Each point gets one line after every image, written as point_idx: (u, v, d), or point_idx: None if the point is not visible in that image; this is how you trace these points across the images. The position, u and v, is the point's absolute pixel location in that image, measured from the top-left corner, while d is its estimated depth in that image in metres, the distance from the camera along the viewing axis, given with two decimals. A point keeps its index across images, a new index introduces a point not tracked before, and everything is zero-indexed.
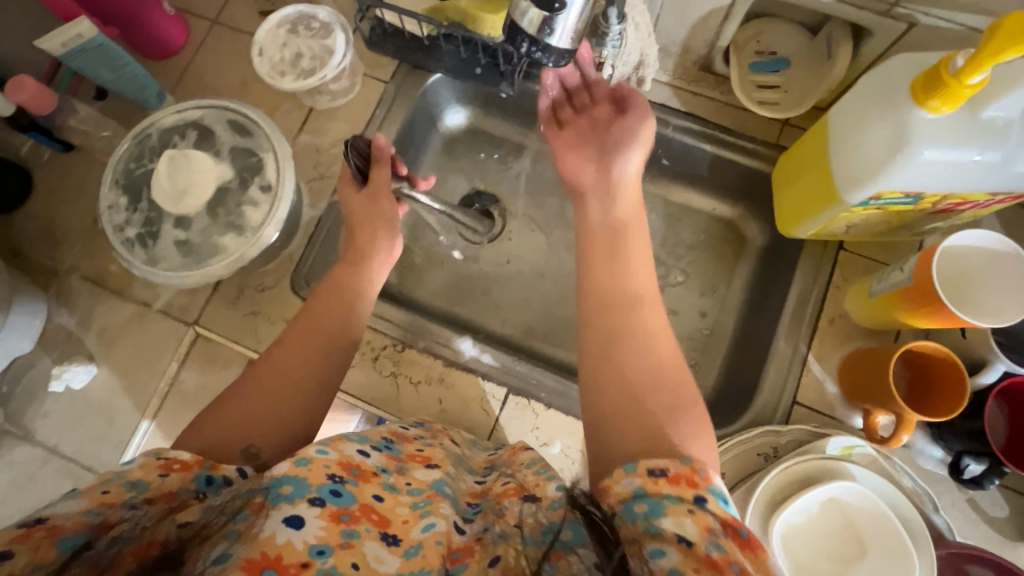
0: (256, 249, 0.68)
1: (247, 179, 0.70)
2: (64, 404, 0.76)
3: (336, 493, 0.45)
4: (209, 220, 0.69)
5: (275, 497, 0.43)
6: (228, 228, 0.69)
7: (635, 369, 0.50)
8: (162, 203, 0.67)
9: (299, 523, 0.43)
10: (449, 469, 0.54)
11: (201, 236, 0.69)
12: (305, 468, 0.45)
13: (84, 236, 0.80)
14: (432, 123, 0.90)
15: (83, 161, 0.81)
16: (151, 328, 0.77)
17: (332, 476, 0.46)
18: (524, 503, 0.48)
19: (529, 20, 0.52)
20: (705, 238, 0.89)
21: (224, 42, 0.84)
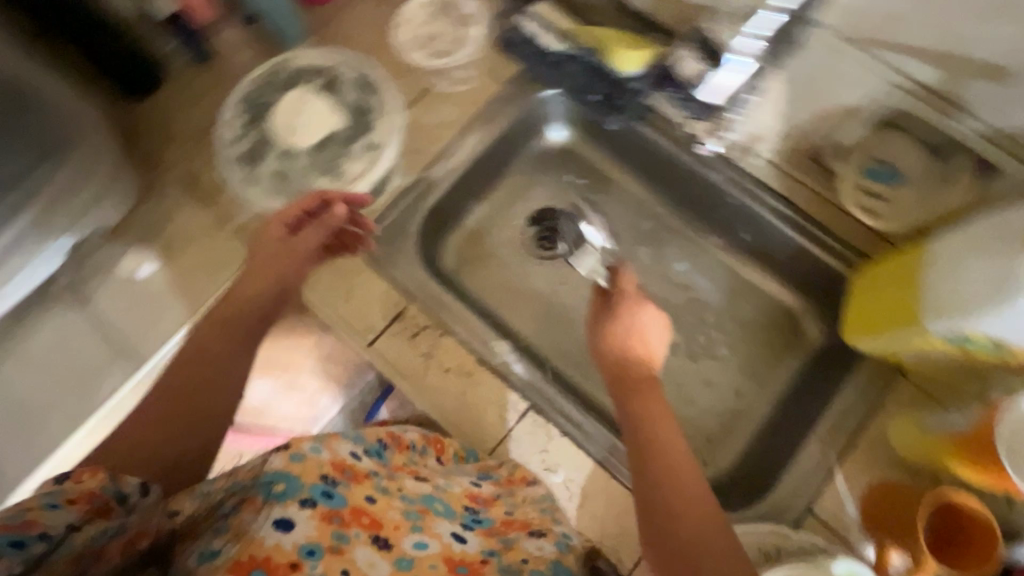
0: (345, 199, 0.71)
1: (355, 134, 0.73)
2: (124, 286, 0.80)
3: (328, 495, 0.53)
4: (311, 160, 0.72)
5: (269, 494, 0.50)
6: (326, 173, 0.72)
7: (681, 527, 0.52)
8: (277, 134, 0.71)
9: (290, 528, 0.48)
10: (440, 485, 0.66)
11: (299, 173, 0.72)
12: (299, 464, 0.54)
13: (191, 141, 0.85)
14: (533, 133, 0.93)
15: (213, 77, 0.87)
16: (222, 241, 0.81)
17: (325, 479, 0.54)
18: (531, 537, 0.62)
19: (692, 68, 0.70)
20: (761, 321, 0.88)
21: (369, 7, 0.89)
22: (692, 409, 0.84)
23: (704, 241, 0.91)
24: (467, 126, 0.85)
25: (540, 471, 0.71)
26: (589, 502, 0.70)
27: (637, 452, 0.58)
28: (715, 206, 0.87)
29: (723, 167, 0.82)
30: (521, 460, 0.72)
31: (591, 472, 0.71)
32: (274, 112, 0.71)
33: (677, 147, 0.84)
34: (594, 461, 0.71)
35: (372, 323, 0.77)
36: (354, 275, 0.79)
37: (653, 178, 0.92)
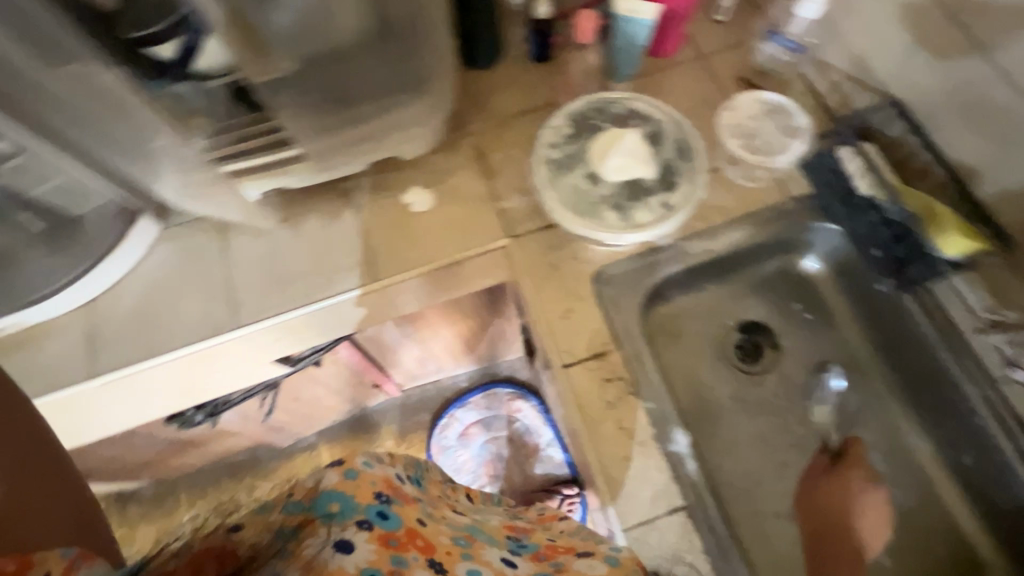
0: (624, 237, 0.73)
1: (659, 187, 0.76)
2: (389, 208, 0.90)
3: (383, 515, 0.54)
4: (610, 191, 0.75)
5: (325, 511, 0.50)
6: (619, 208, 0.75)
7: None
8: (596, 161, 0.75)
9: (349, 549, 0.47)
10: (476, 519, 0.72)
11: (596, 198, 0.75)
12: (348, 485, 0.54)
13: (499, 122, 0.95)
14: (788, 252, 0.92)
15: (540, 79, 0.97)
16: (485, 215, 0.89)
17: (378, 498, 0.55)
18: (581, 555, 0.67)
19: None
20: (939, 551, 0.80)
21: (699, 78, 0.94)
22: None
23: (912, 438, 0.85)
24: (738, 220, 0.86)
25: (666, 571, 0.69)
26: None
27: None
28: (950, 413, 0.80)
29: (983, 382, 0.77)
30: (652, 551, 0.70)
31: None
32: (601, 140, 0.76)
33: (941, 338, 0.79)
34: None
35: (574, 349, 0.80)
36: (578, 299, 0.83)
37: (888, 350, 0.87)
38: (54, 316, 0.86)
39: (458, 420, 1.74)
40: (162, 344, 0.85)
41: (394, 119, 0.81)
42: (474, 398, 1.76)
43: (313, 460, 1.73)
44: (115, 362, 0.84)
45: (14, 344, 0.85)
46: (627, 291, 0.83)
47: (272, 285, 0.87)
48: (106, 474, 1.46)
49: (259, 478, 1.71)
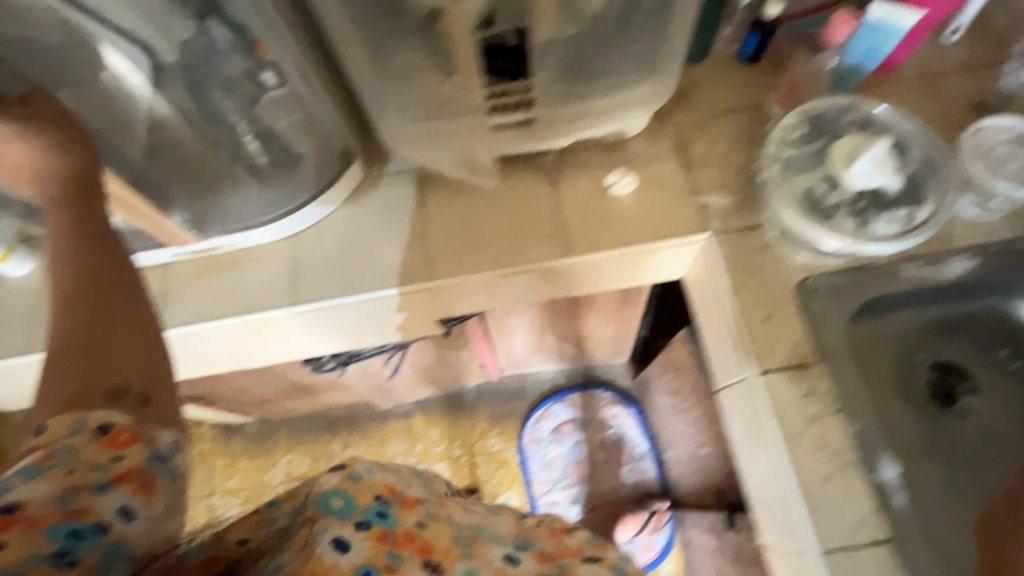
0: (864, 246, 0.70)
1: (903, 201, 0.72)
2: (585, 187, 0.90)
3: (382, 515, 0.55)
4: (848, 198, 0.72)
5: (326, 508, 0.53)
6: (858, 216, 0.71)
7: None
8: (837, 164, 0.72)
9: (347, 548, 0.51)
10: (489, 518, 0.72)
11: (831, 203, 0.72)
12: (354, 485, 0.56)
13: (701, 116, 0.93)
14: (1013, 292, 0.84)
15: (748, 78, 0.95)
16: (686, 205, 0.87)
17: (378, 499, 0.56)
18: (587, 557, 0.67)
19: None
20: None
21: (927, 96, 0.89)
22: None
23: None
24: (965, 249, 0.81)
25: None
26: None
27: None
28: None
29: None
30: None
31: None
32: (843, 142, 0.73)
33: None
34: None
35: (776, 353, 0.76)
36: (781, 304, 0.79)
37: None
38: (268, 240, 0.91)
39: (553, 416, 1.73)
40: (361, 283, 0.88)
41: (625, 96, 0.81)
42: (571, 397, 1.74)
43: (406, 427, 1.77)
44: (318, 293, 0.88)
45: (228, 262, 0.91)
46: (835, 305, 0.79)
47: (466, 243, 0.89)
48: (228, 404, 1.55)
49: (353, 436, 1.76)
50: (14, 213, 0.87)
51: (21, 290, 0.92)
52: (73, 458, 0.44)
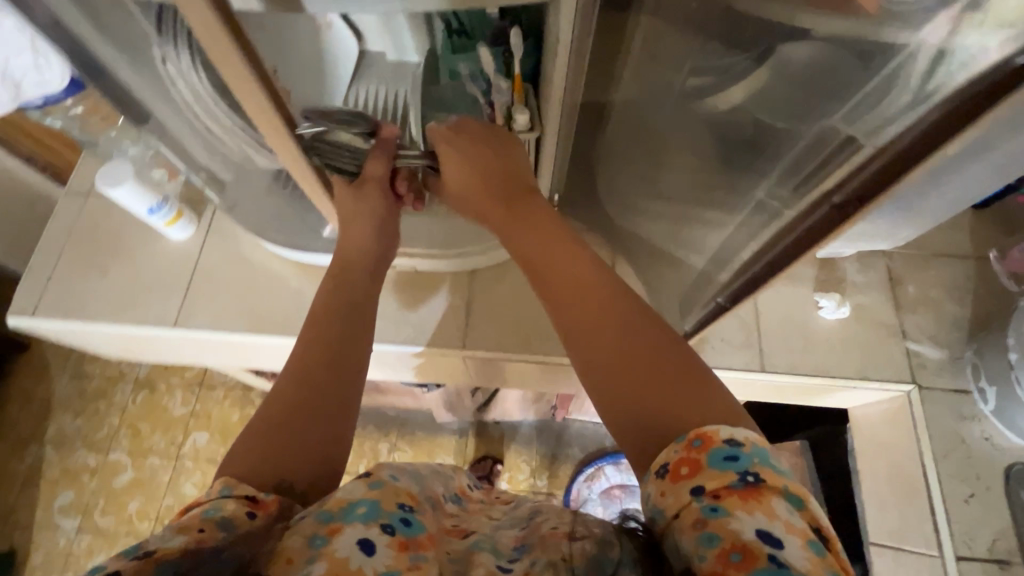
0: None
1: None
2: (788, 298, 0.84)
3: (405, 521, 0.40)
4: None
5: (348, 514, 0.39)
6: None
7: (620, 360, 0.46)
8: None
9: (371, 550, 0.37)
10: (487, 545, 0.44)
11: None
12: (379, 492, 0.41)
13: (918, 253, 0.88)
14: None
15: (974, 225, 0.89)
16: (892, 348, 0.82)
17: (402, 505, 0.41)
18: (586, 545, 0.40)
19: None
20: None
21: None
22: None
23: None
24: None
25: None
26: None
27: None
28: None
29: None
30: None
31: None
32: None
33: None
34: None
35: (976, 542, 0.72)
36: (983, 486, 0.74)
37: None
38: (447, 268, 0.87)
39: (604, 476, 1.61)
40: (535, 342, 0.84)
41: (876, 228, 0.77)
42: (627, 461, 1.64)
43: (457, 446, 1.72)
44: (488, 340, 0.84)
45: (402, 281, 0.87)
46: None
47: None
48: None
49: (402, 440, 1.71)
50: (199, 178, 0.83)
51: (180, 253, 0.87)
52: (218, 508, 0.41)
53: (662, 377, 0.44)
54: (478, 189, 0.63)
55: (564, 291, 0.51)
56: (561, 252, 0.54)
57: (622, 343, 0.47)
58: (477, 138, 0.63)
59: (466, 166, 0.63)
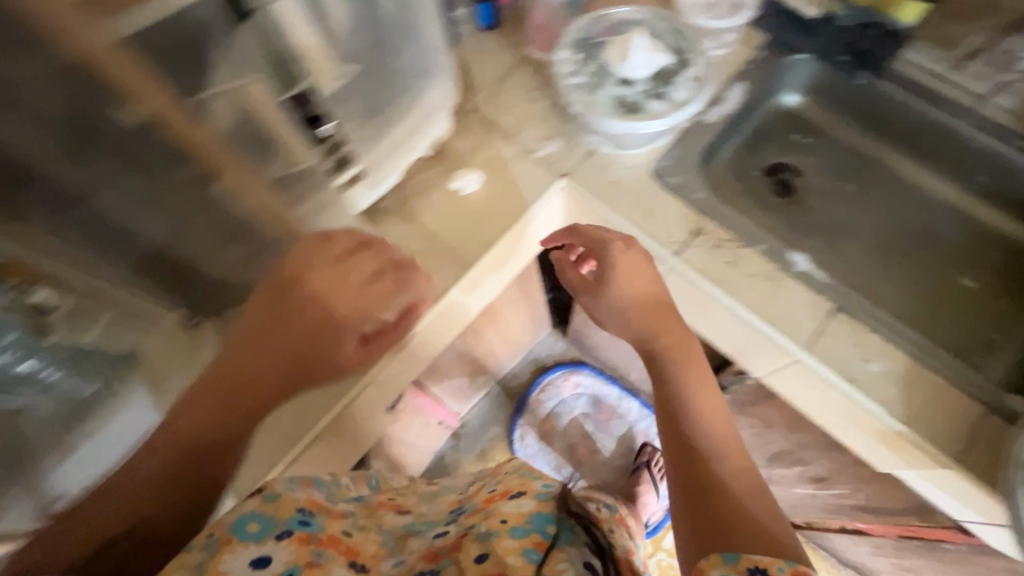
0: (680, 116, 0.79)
1: (680, 67, 0.83)
2: (441, 204, 0.89)
3: (304, 523, 0.55)
4: (645, 88, 0.82)
5: (242, 534, 0.51)
6: (658, 97, 0.81)
7: (734, 479, 0.64)
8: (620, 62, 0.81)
9: (266, 561, 0.49)
10: (417, 512, 0.68)
11: (636, 98, 0.81)
12: (275, 505, 0.55)
13: (489, 89, 0.97)
14: (774, 92, 1.04)
15: (505, 40, 1.00)
16: (531, 169, 0.91)
17: (300, 510, 0.56)
18: (511, 500, 0.62)
19: None
20: (1000, 257, 0.95)
21: None
22: (948, 326, 0.90)
23: (931, 188, 1.01)
24: (732, 79, 0.96)
25: (856, 361, 0.76)
26: (911, 388, 0.75)
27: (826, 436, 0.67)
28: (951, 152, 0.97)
29: (969, 115, 0.92)
30: (837, 353, 0.77)
31: (908, 364, 0.76)
32: (613, 44, 0.83)
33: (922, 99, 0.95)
34: (907, 353, 0.76)
35: (675, 236, 0.85)
36: (651, 198, 0.88)
37: (872, 124, 1.03)
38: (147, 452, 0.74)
39: (531, 425, 1.68)
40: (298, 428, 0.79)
41: (399, 105, 0.78)
42: (534, 394, 1.70)
43: None
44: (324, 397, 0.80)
45: None
46: (689, 175, 0.89)
47: None
48: None
49: None
50: None
51: None
52: (247, 538, 0.51)
53: (768, 523, 0.59)
54: (642, 286, 0.79)
55: (705, 412, 0.71)
56: (694, 373, 0.75)
57: (733, 471, 0.65)
58: (641, 266, 0.79)
59: (636, 280, 0.79)
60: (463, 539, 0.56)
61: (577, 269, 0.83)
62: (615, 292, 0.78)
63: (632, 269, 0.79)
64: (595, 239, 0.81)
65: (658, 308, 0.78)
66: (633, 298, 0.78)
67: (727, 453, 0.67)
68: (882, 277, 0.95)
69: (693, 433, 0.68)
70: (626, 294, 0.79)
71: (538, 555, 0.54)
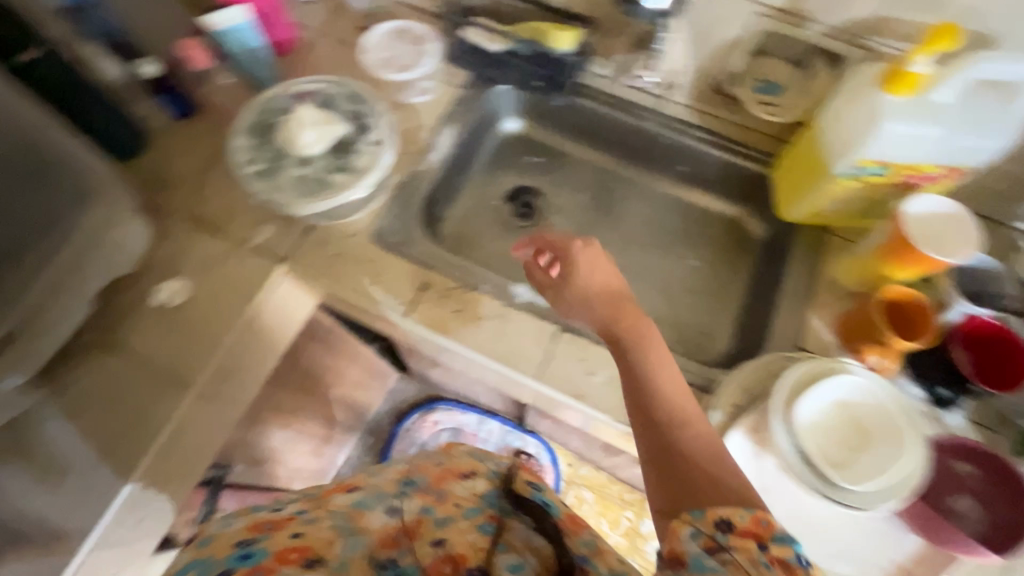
0: (361, 185, 0.81)
1: (357, 134, 0.85)
2: (153, 322, 0.83)
3: (246, 555, 0.53)
4: (324, 162, 0.82)
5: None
6: (339, 169, 0.82)
7: (693, 459, 0.58)
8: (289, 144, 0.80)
9: None
10: (370, 481, 0.65)
11: (316, 175, 0.81)
12: (215, 546, 0.55)
13: (190, 182, 0.91)
14: (493, 124, 1.10)
15: (200, 127, 0.94)
16: (248, 263, 0.87)
17: (245, 544, 0.55)
18: (460, 482, 0.65)
19: None
20: (715, 233, 1.06)
21: (328, 46, 1.02)
22: (678, 309, 1.00)
23: (651, 181, 1.10)
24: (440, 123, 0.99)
25: (583, 377, 0.82)
26: None
27: (649, 414, 0.63)
28: (653, 149, 1.06)
29: (652, 116, 1.02)
30: (565, 375, 0.82)
31: None
32: (281, 126, 0.82)
33: (612, 108, 1.03)
34: None
35: (403, 296, 0.86)
36: (375, 261, 0.88)
37: (588, 135, 1.10)
38: None
39: None
40: None
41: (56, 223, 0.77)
42: (395, 444, 1.65)
43: None
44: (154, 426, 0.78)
45: None
46: (410, 233, 0.92)
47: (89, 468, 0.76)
48: None
49: None
50: None
51: None
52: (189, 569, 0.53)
53: (720, 487, 0.56)
54: (597, 279, 0.74)
55: (639, 376, 0.66)
56: (653, 347, 0.68)
57: (699, 445, 0.59)
58: (588, 264, 0.75)
59: (592, 271, 0.75)
60: (419, 525, 0.60)
61: (545, 269, 0.79)
62: (569, 292, 0.75)
63: (594, 265, 0.75)
64: (558, 242, 0.77)
65: (618, 301, 0.72)
66: (594, 290, 0.73)
67: (693, 420, 0.61)
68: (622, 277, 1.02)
69: (660, 405, 0.63)
70: (591, 286, 0.74)
71: (491, 527, 0.60)
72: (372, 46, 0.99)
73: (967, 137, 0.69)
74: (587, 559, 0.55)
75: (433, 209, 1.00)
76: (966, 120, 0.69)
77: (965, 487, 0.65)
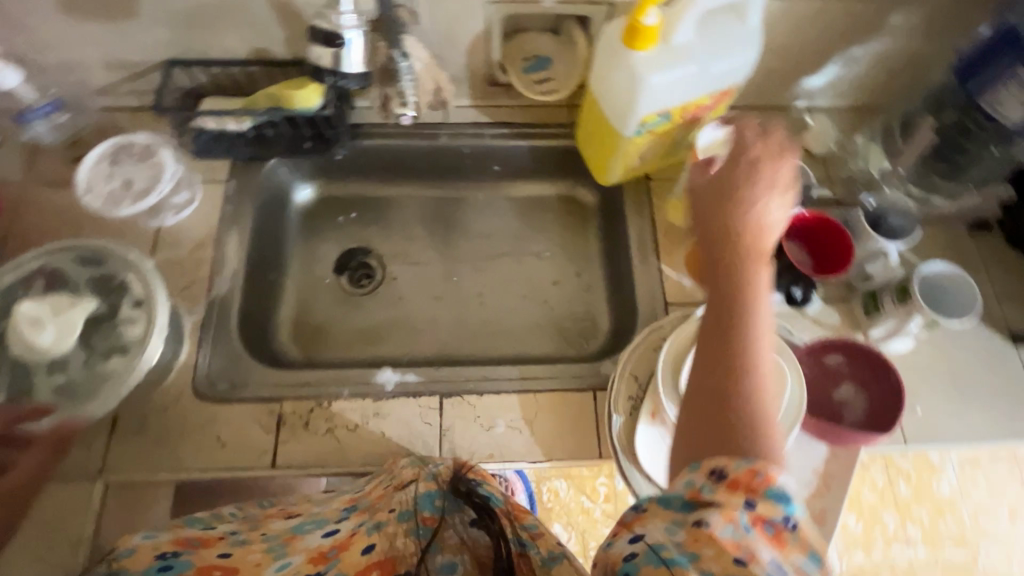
0: (145, 362, 0.68)
1: (116, 303, 0.70)
2: None
3: (167, 566, 0.52)
4: (87, 354, 0.68)
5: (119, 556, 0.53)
6: (109, 354, 0.68)
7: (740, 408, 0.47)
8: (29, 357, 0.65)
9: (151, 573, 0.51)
10: (314, 512, 0.65)
11: (82, 373, 0.67)
12: (134, 559, 0.52)
13: None
14: (284, 201, 0.98)
15: None
16: (59, 493, 0.71)
17: (163, 555, 0.53)
18: (404, 489, 0.61)
19: None
20: (555, 217, 1.03)
21: (43, 199, 0.84)
22: (551, 306, 0.96)
23: (473, 190, 1.04)
24: (220, 232, 0.86)
25: (483, 433, 0.77)
26: (535, 422, 0.77)
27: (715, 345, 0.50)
28: (459, 161, 1.00)
29: (442, 130, 0.95)
30: (466, 440, 0.76)
31: (520, 403, 0.79)
32: (9, 338, 0.66)
33: (399, 138, 0.95)
34: (515, 393, 0.79)
35: (261, 445, 0.75)
36: (212, 420, 0.76)
37: (390, 172, 1.01)
38: None
39: None
40: None
41: None
42: None
43: None
44: None
45: None
46: (239, 369, 0.79)
47: None
48: None
49: None
50: None
51: None
52: (129, 550, 0.54)
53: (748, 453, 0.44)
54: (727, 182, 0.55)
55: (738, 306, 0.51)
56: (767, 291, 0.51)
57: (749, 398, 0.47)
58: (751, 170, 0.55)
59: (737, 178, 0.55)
60: (351, 538, 0.58)
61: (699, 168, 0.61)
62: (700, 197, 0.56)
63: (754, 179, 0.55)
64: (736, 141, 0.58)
65: (754, 224, 0.53)
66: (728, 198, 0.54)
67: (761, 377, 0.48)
68: (485, 301, 0.97)
69: (740, 340, 0.49)
70: (732, 190, 0.54)
71: (426, 531, 0.57)
72: (89, 181, 0.82)
73: (718, 63, 0.71)
74: (524, 546, 0.52)
75: (256, 325, 0.87)
76: (712, 49, 0.70)
77: (841, 378, 0.72)
